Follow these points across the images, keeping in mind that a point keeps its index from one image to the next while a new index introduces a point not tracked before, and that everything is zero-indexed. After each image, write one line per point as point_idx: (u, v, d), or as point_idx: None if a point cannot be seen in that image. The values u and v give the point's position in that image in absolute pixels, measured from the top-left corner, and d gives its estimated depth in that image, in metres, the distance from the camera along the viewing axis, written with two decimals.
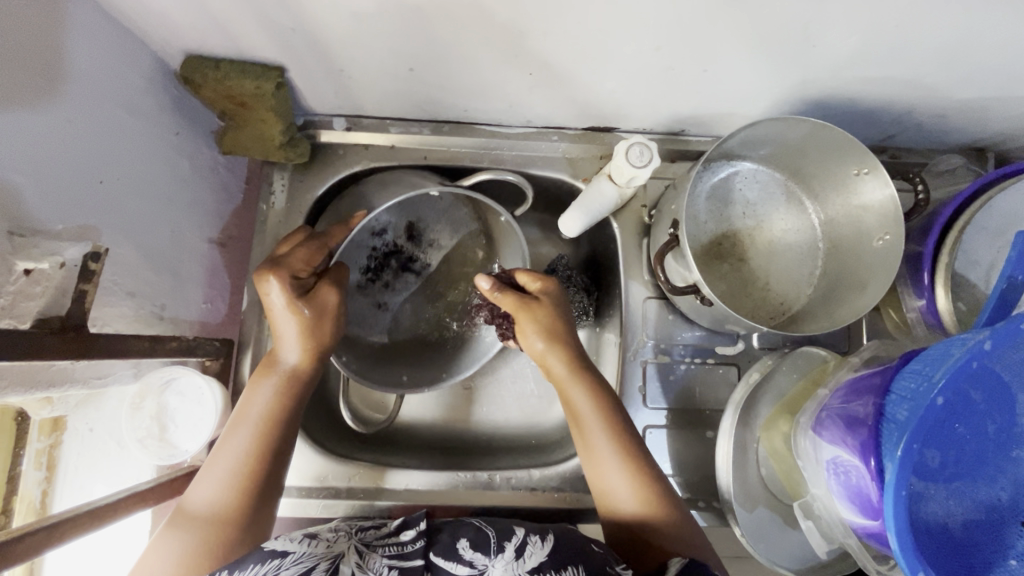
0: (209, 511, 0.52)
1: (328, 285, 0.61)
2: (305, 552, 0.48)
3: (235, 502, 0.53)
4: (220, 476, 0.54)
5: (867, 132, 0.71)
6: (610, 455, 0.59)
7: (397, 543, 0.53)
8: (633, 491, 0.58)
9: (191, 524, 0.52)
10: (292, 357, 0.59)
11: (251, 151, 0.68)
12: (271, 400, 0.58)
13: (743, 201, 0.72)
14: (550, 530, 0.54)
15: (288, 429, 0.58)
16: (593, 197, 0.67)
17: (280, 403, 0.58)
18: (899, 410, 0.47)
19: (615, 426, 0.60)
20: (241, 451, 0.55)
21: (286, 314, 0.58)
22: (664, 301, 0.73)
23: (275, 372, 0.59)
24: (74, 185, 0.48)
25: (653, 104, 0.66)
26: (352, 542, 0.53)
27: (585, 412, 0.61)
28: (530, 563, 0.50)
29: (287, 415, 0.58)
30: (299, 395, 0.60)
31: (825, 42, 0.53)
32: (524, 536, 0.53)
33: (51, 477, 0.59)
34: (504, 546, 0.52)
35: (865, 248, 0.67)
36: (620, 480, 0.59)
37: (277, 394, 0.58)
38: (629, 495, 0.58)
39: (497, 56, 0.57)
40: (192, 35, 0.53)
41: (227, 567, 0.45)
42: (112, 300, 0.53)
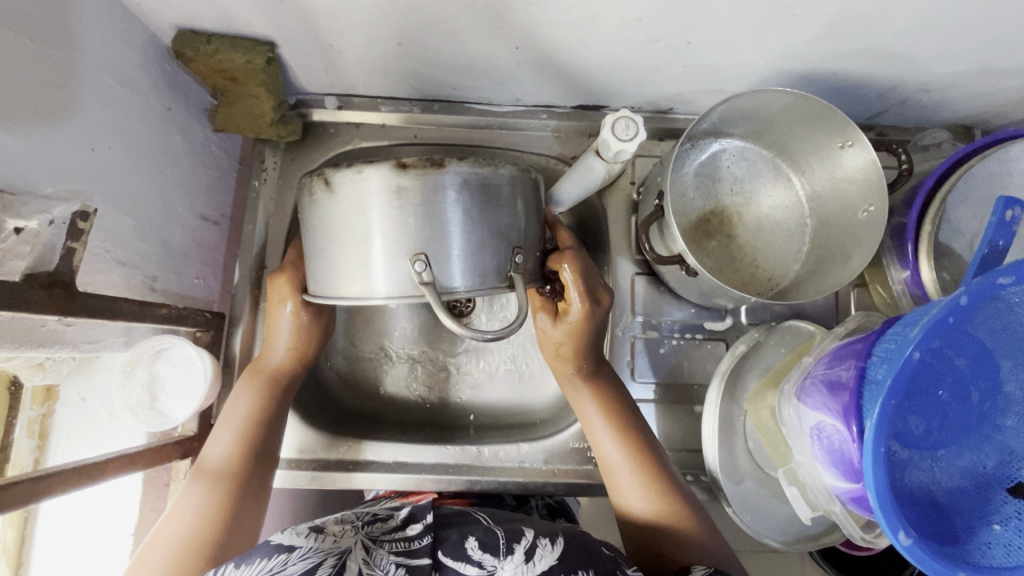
0: (218, 470, 0.56)
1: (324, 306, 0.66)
2: (312, 547, 0.48)
3: (239, 462, 0.57)
4: (227, 433, 0.59)
5: (853, 107, 0.71)
6: (611, 443, 0.61)
7: (403, 538, 0.53)
8: (632, 473, 0.60)
9: (200, 480, 0.55)
10: (275, 356, 0.64)
11: (243, 128, 0.69)
12: (253, 403, 0.61)
13: (731, 178, 0.73)
14: (559, 534, 0.53)
15: (271, 430, 0.61)
16: (581, 172, 0.67)
17: (266, 382, 0.63)
18: (878, 370, 0.47)
19: (600, 392, 0.64)
20: (241, 420, 0.60)
21: (282, 341, 0.64)
22: (652, 277, 0.73)
23: (259, 365, 0.64)
24: (65, 152, 0.49)
25: (639, 81, 0.67)
26: (358, 537, 0.52)
27: (579, 398, 0.64)
28: (540, 567, 0.48)
29: (270, 418, 0.61)
30: (282, 400, 0.63)
31: (807, 13, 0.53)
32: (534, 539, 0.51)
33: (43, 446, 0.58)
34: (513, 548, 0.50)
35: (851, 221, 0.67)
36: (620, 460, 0.61)
37: (260, 399, 0.61)
38: (635, 485, 0.59)
39: (483, 29, 0.58)
40: (183, 8, 0.54)
41: (233, 561, 0.45)
42: (102, 267, 0.54)
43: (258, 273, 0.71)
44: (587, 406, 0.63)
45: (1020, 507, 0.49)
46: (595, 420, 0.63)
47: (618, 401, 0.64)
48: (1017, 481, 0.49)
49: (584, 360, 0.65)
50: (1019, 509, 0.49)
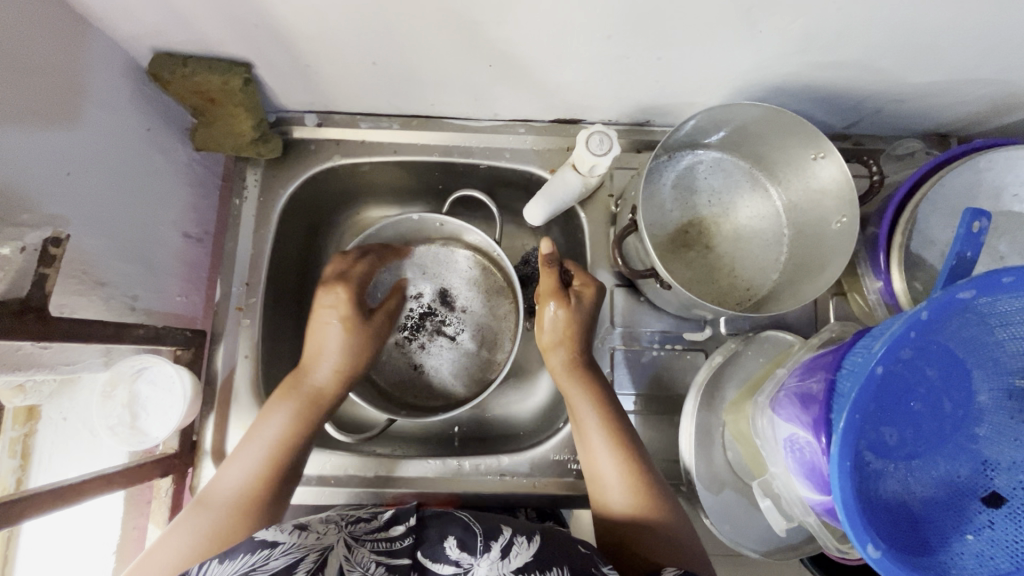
0: (236, 492, 0.57)
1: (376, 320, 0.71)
2: (294, 543, 0.48)
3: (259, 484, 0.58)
4: (253, 454, 0.59)
5: (827, 118, 0.72)
6: (604, 445, 0.60)
7: (384, 538, 0.53)
8: (619, 475, 0.59)
9: (211, 506, 0.56)
10: (319, 374, 0.64)
11: (223, 147, 0.70)
12: (285, 425, 0.61)
13: (708, 189, 0.73)
14: (538, 530, 0.53)
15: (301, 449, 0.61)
16: (557, 185, 0.68)
17: (305, 399, 0.63)
18: (845, 383, 0.48)
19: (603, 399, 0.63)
20: (271, 440, 0.60)
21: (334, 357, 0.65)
22: (631, 289, 0.73)
23: (300, 380, 0.64)
24: (42, 177, 0.50)
25: (613, 95, 0.67)
26: (341, 535, 0.53)
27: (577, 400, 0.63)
28: (515, 564, 0.49)
29: (299, 440, 0.61)
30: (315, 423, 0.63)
31: (775, 28, 0.54)
32: (511, 537, 0.52)
33: (25, 465, 0.60)
34: (490, 546, 0.51)
35: (825, 232, 0.67)
36: (609, 464, 0.60)
37: (292, 421, 0.62)
38: (619, 479, 0.59)
39: (456, 47, 0.58)
40: (159, 31, 0.55)
41: (217, 556, 0.46)
42: (81, 289, 0.54)
43: (239, 289, 0.71)
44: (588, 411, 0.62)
45: (994, 517, 0.49)
46: (585, 418, 0.62)
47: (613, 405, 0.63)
48: (991, 491, 0.49)
49: (573, 360, 0.64)
50: (992, 518, 0.49)
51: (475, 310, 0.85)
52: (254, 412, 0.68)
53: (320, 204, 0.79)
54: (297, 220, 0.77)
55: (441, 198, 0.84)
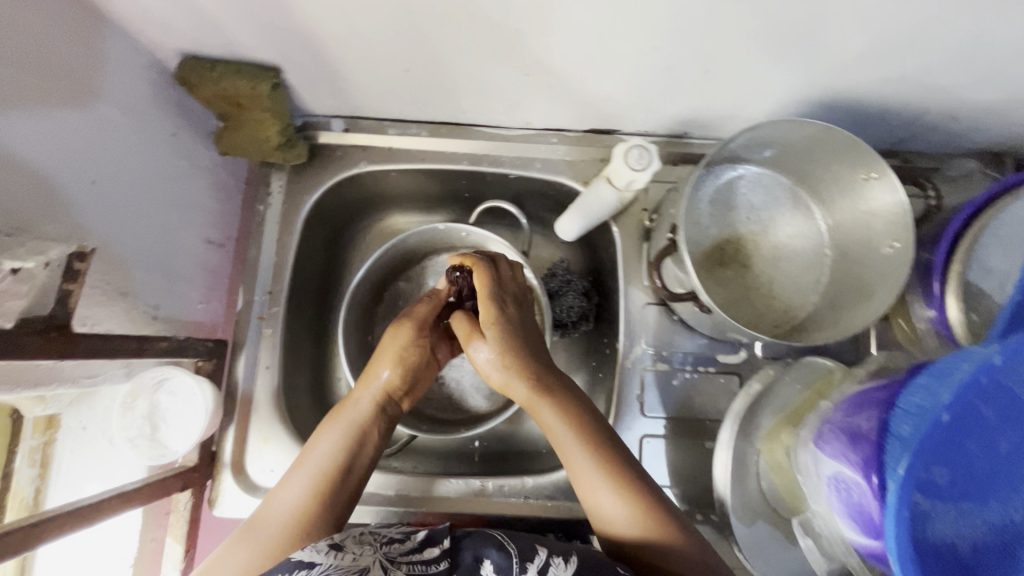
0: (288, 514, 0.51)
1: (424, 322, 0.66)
2: (332, 565, 0.45)
3: (311, 503, 0.52)
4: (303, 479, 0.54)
5: (876, 134, 0.68)
6: (587, 463, 0.54)
7: (420, 561, 0.49)
8: (612, 495, 0.52)
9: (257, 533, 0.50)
10: (363, 399, 0.60)
11: (248, 151, 0.68)
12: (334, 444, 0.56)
13: (747, 206, 0.70)
14: (574, 550, 0.50)
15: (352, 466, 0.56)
16: (591, 200, 0.66)
17: (354, 424, 0.58)
18: (903, 426, 0.45)
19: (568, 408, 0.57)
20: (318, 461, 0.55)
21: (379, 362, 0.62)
22: (664, 307, 0.70)
23: (347, 405, 0.60)
24: (66, 186, 0.48)
25: (653, 107, 0.64)
26: (376, 557, 0.49)
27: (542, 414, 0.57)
28: None
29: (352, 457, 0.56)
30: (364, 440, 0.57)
31: (832, 42, 0.51)
32: (547, 557, 0.49)
33: (45, 474, 0.57)
34: (526, 567, 0.48)
35: (874, 256, 0.64)
36: (599, 485, 0.53)
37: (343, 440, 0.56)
38: (612, 499, 0.52)
39: (492, 55, 0.56)
40: (186, 34, 0.54)
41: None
42: (104, 299, 0.53)
43: (261, 298, 0.69)
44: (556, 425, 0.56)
45: None
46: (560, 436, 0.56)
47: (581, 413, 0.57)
48: None
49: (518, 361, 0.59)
50: None
51: None
52: (274, 424, 0.66)
53: (343, 210, 0.77)
54: (319, 227, 0.75)
55: (467, 206, 0.81)
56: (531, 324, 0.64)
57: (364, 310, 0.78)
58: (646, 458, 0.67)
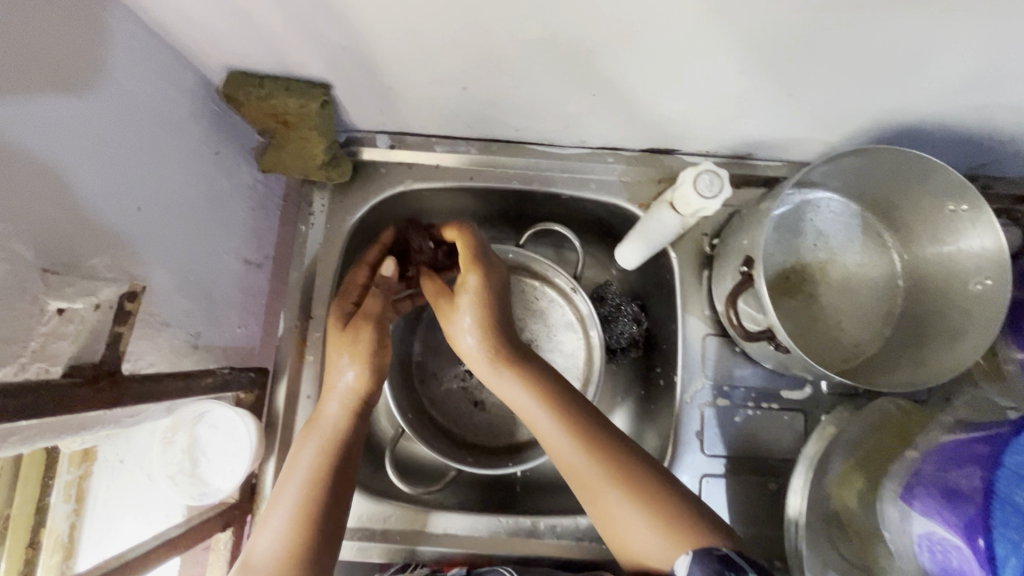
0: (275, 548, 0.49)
1: (373, 303, 0.60)
2: None
3: (298, 531, 0.50)
4: (285, 507, 0.51)
5: (957, 159, 0.64)
6: (584, 458, 0.52)
7: None
8: (624, 498, 0.50)
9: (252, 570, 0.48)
10: (332, 410, 0.57)
11: (290, 169, 0.65)
12: (314, 459, 0.54)
13: (815, 232, 0.66)
14: None
15: (341, 484, 0.54)
16: (653, 225, 0.62)
17: (330, 440, 0.56)
18: (1017, 491, 0.41)
19: (551, 399, 0.55)
20: (301, 479, 0.53)
21: (348, 367, 0.57)
22: (725, 339, 0.67)
23: (316, 420, 0.57)
24: (113, 216, 0.45)
25: (720, 129, 0.61)
26: None
27: (526, 410, 0.56)
28: None
29: (335, 472, 0.54)
30: (345, 454, 0.56)
31: (932, 66, 0.47)
32: None
33: (81, 509, 0.52)
34: None
35: (955, 291, 0.60)
36: (604, 486, 0.50)
37: (319, 453, 0.55)
38: (623, 502, 0.50)
39: (559, 74, 0.52)
40: (237, 49, 0.51)
41: None
42: (148, 332, 0.50)
43: (302, 324, 0.66)
44: (539, 416, 0.55)
45: None
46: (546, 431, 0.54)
47: (568, 402, 0.55)
48: None
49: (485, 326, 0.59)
50: None
51: (543, 346, 0.76)
52: None
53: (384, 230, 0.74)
54: (361, 248, 0.72)
55: (512, 226, 0.78)
56: (505, 292, 0.62)
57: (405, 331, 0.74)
58: (705, 498, 0.64)
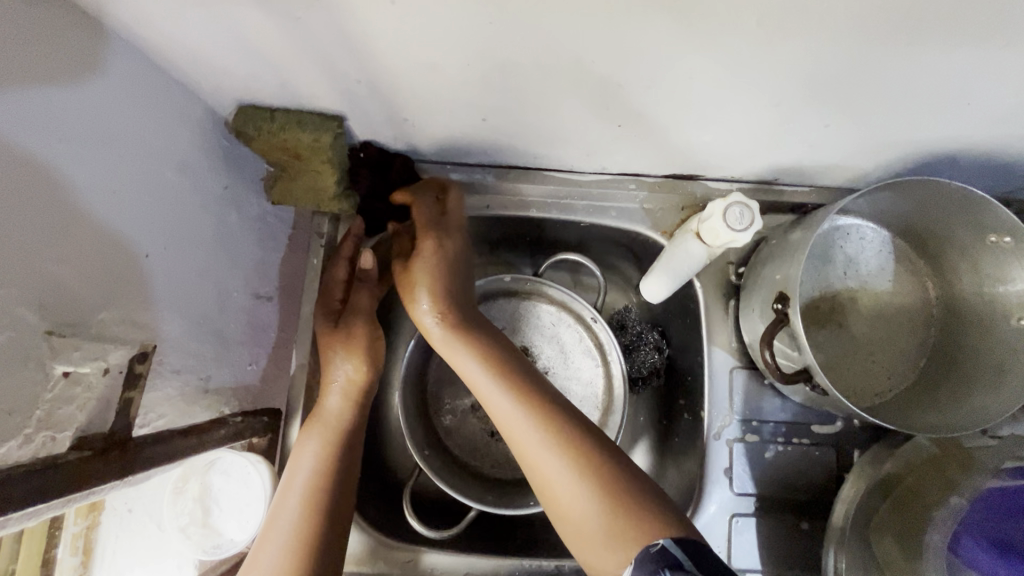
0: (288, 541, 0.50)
1: (362, 298, 0.64)
2: None
3: (308, 525, 0.51)
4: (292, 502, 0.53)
5: (994, 185, 0.61)
6: (542, 443, 0.53)
7: None
8: (581, 486, 0.51)
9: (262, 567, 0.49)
10: (332, 404, 0.60)
11: (300, 200, 0.62)
12: (317, 455, 0.56)
13: (845, 260, 0.64)
14: None
15: (344, 475, 0.56)
16: (680, 257, 0.60)
17: (333, 431, 0.58)
18: None
19: (512, 380, 0.57)
20: (307, 472, 0.55)
21: (346, 364, 0.61)
22: (754, 372, 0.64)
23: (319, 414, 0.59)
24: (122, 266, 0.43)
25: (748, 157, 0.58)
26: None
27: (487, 391, 0.57)
28: None
29: (340, 464, 0.56)
30: (348, 443, 0.58)
31: (979, 97, 0.45)
32: None
33: (87, 563, 0.49)
34: None
35: (995, 324, 0.58)
36: (563, 473, 0.52)
37: (321, 449, 0.56)
38: (579, 491, 0.51)
39: (585, 106, 0.50)
40: (247, 84, 0.49)
41: None
42: (159, 381, 0.48)
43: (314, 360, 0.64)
44: (499, 397, 0.56)
45: None
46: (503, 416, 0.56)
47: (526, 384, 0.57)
48: None
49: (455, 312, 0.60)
50: None
51: (558, 373, 0.73)
52: None
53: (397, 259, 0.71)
54: None
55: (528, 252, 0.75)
56: (465, 260, 0.63)
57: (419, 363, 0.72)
58: (735, 539, 0.61)
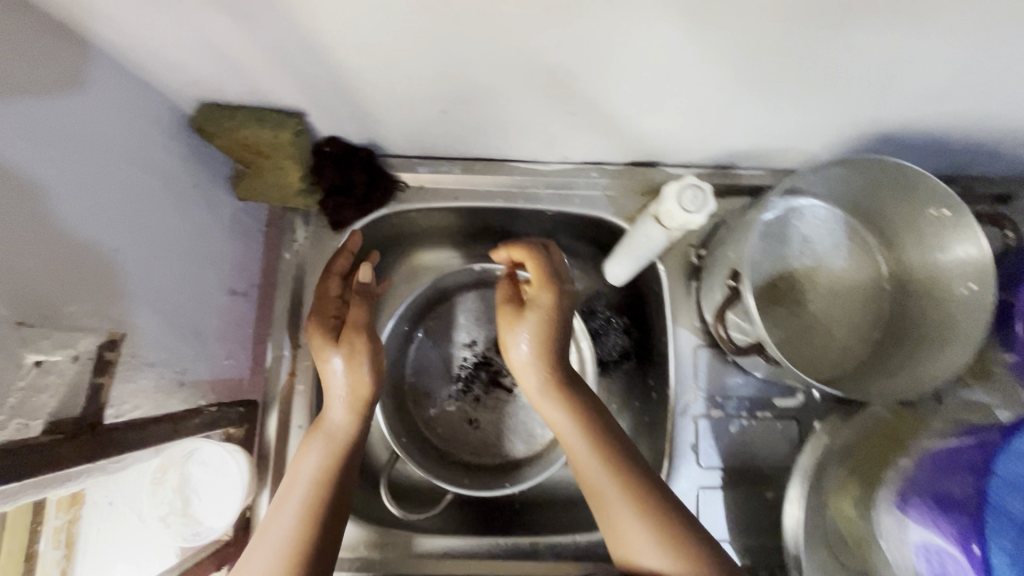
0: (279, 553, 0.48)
1: (356, 307, 0.61)
2: None
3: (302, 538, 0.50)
4: (289, 510, 0.51)
5: (938, 162, 0.64)
6: (587, 450, 0.55)
7: None
8: (622, 494, 0.52)
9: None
10: (338, 416, 0.57)
11: (269, 196, 0.64)
12: (321, 460, 0.55)
13: (800, 240, 0.66)
14: None
15: (343, 488, 0.55)
16: (640, 240, 0.62)
17: (338, 444, 0.56)
18: (1009, 499, 0.42)
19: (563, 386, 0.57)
20: (306, 480, 0.53)
21: (346, 375, 0.57)
22: (716, 350, 0.67)
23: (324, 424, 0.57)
24: (92, 261, 0.44)
25: (700, 142, 0.61)
26: None
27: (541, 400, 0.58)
28: None
29: (341, 476, 0.55)
30: (348, 459, 0.56)
31: (907, 77, 0.47)
32: None
33: (71, 555, 0.48)
34: None
35: (940, 295, 0.61)
36: (606, 482, 0.53)
37: (325, 457, 0.55)
38: (621, 500, 0.52)
39: (538, 94, 0.52)
40: (210, 82, 0.50)
41: None
42: (131, 372, 0.49)
43: None
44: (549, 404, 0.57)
45: None
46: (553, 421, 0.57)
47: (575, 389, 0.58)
48: None
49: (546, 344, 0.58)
50: None
51: None
52: None
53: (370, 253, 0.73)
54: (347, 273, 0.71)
55: (499, 242, 0.77)
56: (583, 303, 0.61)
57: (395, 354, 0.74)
58: (703, 512, 0.64)
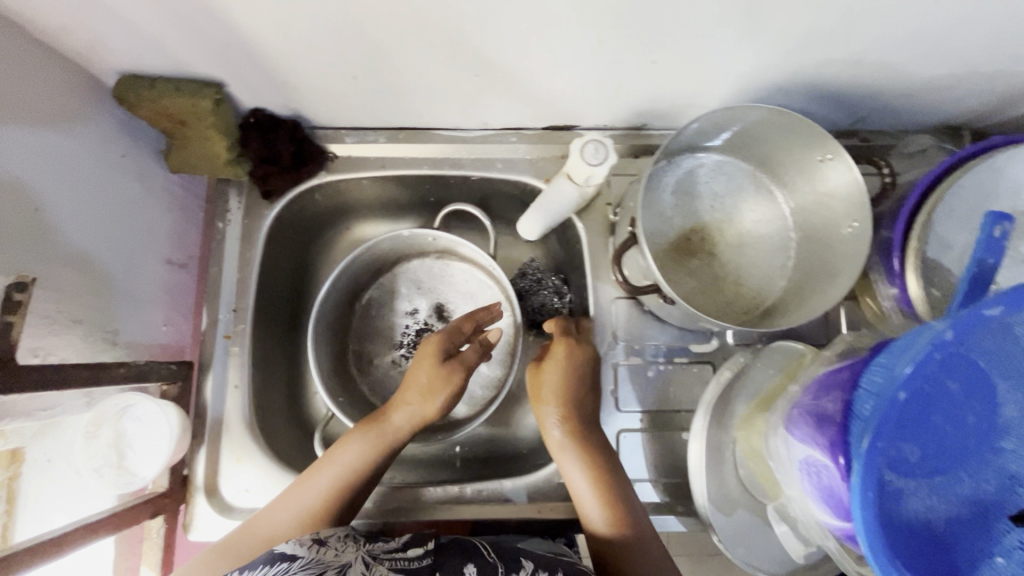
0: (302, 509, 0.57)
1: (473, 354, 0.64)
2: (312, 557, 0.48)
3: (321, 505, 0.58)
4: (328, 471, 0.59)
5: (835, 114, 0.68)
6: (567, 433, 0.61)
7: (403, 556, 0.52)
8: (594, 471, 0.60)
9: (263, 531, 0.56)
10: (401, 422, 0.62)
11: (199, 168, 0.67)
12: (362, 453, 0.60)
13: (710, 194, 0.70)
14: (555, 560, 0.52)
15: (373, 477, 0.61)
16: (554, 197, 0.65)
17: (382, 445, 0.61)
18: (864, 404, 0.38)
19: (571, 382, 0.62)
20: (347, 461, 0.60)
21: (417, 401, 0.62)
22: (634, 302, 0.70)
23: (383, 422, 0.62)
24: (11, 214, 0.48)
25: (605, 101, 0.64)
26: (360, 552, 0.51)
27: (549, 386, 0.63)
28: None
29: (375, 470, 0.61)
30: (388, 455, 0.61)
31: (773, 27, 0.51)
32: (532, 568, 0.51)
33: (13, 510, 0.50)
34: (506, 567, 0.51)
35: (835, 237, 0.65)
36: (575, 463, 0.60)
37: (368, 450, 0.60)
38: (589, 475, 0.60)
39: (438, 57, 0.55)
40: (126, 54, 0.54)
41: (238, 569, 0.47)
42: (56, 328, 0.52)
43: (224, 317, 0.69)
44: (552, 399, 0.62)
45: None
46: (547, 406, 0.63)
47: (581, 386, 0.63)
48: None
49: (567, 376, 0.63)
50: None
51: None
52: (247, 443, 0.66)
53: (307, 223, 0.76)
54: (285, 242, 0.74)
55: (432, 210, 0.81)
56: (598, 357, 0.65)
57: (336, 320, 0.77)
58: (624, 453, 0.67)
